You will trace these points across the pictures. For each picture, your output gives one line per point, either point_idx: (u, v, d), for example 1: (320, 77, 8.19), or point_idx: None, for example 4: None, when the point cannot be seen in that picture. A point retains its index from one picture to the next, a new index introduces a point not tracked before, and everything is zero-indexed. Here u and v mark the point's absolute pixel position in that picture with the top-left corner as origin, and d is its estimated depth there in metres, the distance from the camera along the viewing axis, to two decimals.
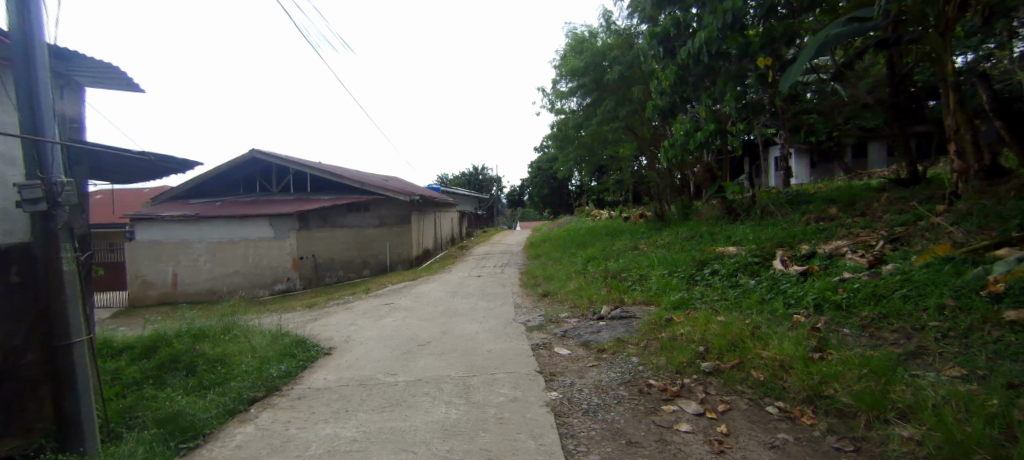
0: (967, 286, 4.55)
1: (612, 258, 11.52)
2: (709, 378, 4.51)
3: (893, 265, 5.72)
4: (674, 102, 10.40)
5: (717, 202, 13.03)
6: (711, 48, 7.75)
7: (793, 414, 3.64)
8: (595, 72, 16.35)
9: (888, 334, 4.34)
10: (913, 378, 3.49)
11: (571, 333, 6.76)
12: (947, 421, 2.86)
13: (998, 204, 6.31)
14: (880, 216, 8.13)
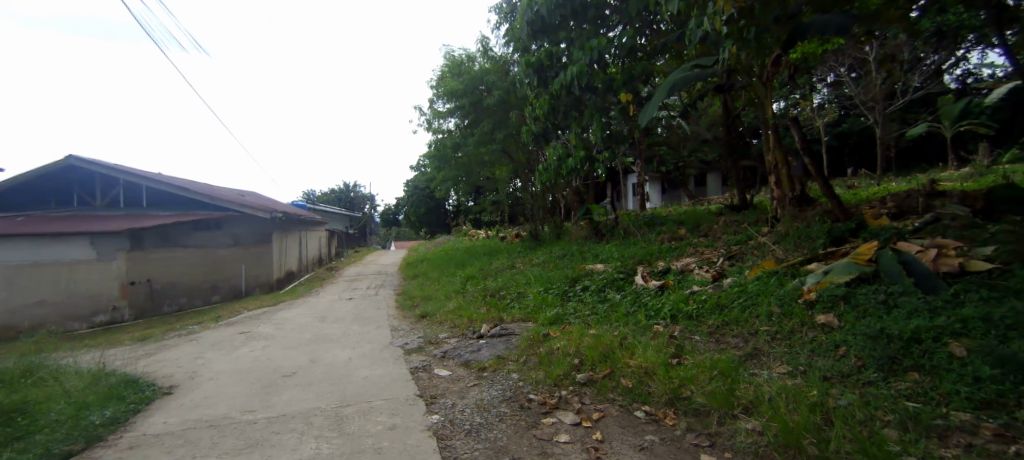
0: (789, 295, 4.83)
1: (491, 277, 11.43)
2: (583, 388, 4.42)
3: (732, 278, 6.44)
4: (547, 128, 10.80)
5: (586, 223, 13.82)
6: (581, 81, 8.19)
7: (658, 416, 3.64)
8: (472, 95, 16.56)
9: (730, 338, 4.59)
10: (751, 377, 3.67)
11: (450, 353, 6.38)
12: (783, 413, 2.96)
13: (807, 225, 7.55)
14: (720, 236, 9.27)
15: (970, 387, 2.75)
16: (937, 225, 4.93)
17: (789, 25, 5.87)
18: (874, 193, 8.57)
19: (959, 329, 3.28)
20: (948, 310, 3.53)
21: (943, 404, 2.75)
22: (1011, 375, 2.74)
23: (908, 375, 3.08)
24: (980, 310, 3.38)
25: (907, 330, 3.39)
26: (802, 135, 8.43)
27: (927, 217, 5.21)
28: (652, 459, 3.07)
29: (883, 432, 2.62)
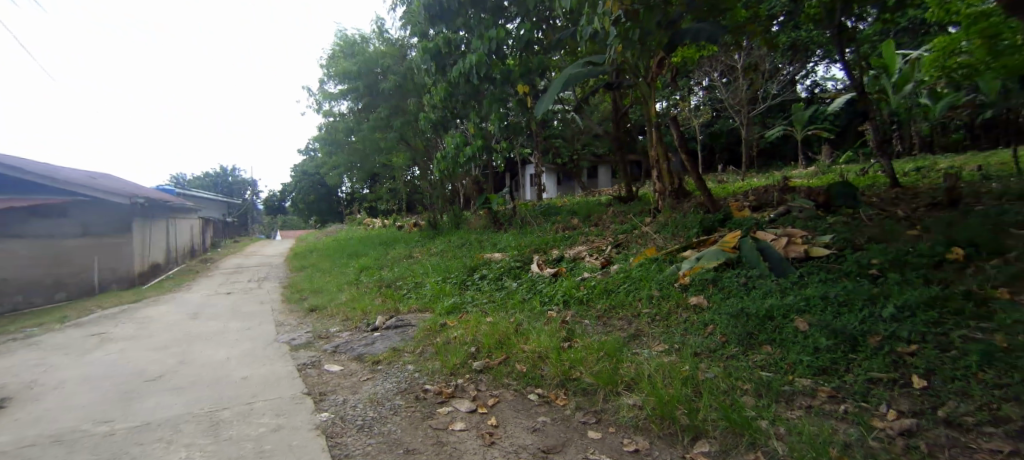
0: (667, 280, 5.17)
1: (387, 267, 10.84)
2: (480, 376, 4.27)
3: (618, 265, 6.81)
4: (445, 116, 10.48)
5: (485, 212, 13.75)
6: (479, 70, 8.01)
7: (550, 397, 3.63)
8: (368, 78, 15.58)
9: (616, 321, 4.81)
10: (634, 355, 3.84)
11: (342, 348, 5.87)
12: (658, 387, 3.09)
13: (682, 216, 8.26)
14: (608, 225, 9.81)
15: (810, 357, 2.99)
16: (787, 217, 5.62)
17: (669, 30, 6.25)
18: (741, 188, 9.55)
19: (803, 306, 3.56)
20: (795, 290, 3.91)
21: (790, 372, 2.97)
22: (840, 345, 3.03)
23: (762, 349, 3.32)
24: (821, 290, 3.67)
25: (763, 308, 3.65)
26: (680, 133, 9.17)
27: (782, 209, 5.88)
28: (543, 439, 3.03)
29: (743, 399, 2.82)
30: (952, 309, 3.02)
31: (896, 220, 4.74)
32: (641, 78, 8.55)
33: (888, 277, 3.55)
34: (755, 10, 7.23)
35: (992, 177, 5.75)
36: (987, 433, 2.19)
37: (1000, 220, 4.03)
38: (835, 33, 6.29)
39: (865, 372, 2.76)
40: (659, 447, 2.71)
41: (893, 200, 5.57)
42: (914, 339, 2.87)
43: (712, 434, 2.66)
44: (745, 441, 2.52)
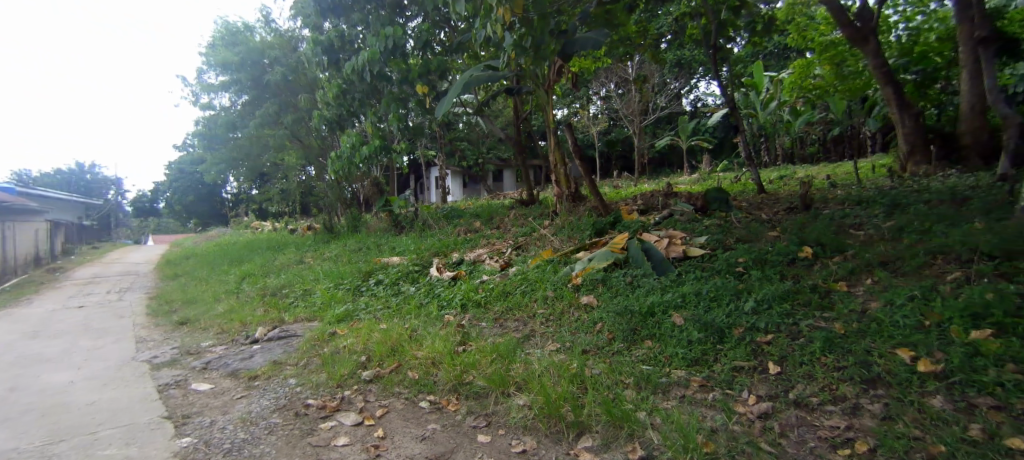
0: (561, 281, 5.16)
1: (273, 275, 9.53)
2: (368, 386, 3.79)
3: (516, 267, 6.69)
4: (341, 114, 9.58)
5: (385, 216, 12.80)
6: (374, 67, 7.61)
7: (441, 403, 3.33)
8: (253, 70, 14.11)
9: (512, 322, 4.69)
10: (526, 356, 3.71)
11: (213, 363, 4.93)
12: (546, 386, 2.97)
13: (576, 219, 8.50)
14: (509, 228, 9.79)
15: (684, 349, 3.04)
16: (670, 219, 6.03)
17: (561, 39, 5.99)
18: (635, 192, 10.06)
19: (679, 302, 3.71)
20: (675, 288, 4.07)
21: (667, 364, 3.00)
22: (710, 336, 3.11)
23: (644, 345, 3.36)
24: (697, 286, 3.86)
25: (645, 305, 3.76)
26: (575, 139, 9.49)
27: (665, 212, 6.30)
28: (431, 448, 2.74)
29: (624, 393, 2.78)
30: (803, 300, 3.26)
31: (762, 223, 5.24)
32: (541, 86, 8.04)
33: (751, 273, 3.85)
34: (642, 27, 7.69)
35: (838, 186, 6.66)
36: (828, 411, 2.21)
37: (842, 221, 4.61)
38: (712, 52, 6.88)
39: (730, 361, 2.82)
40: (545, 447, 2.57)
41: (759, 206, 6.22)
42: (770, 329, 3.02)
43: (595, 429, 2.58)
44: (624, 434, 2.47)
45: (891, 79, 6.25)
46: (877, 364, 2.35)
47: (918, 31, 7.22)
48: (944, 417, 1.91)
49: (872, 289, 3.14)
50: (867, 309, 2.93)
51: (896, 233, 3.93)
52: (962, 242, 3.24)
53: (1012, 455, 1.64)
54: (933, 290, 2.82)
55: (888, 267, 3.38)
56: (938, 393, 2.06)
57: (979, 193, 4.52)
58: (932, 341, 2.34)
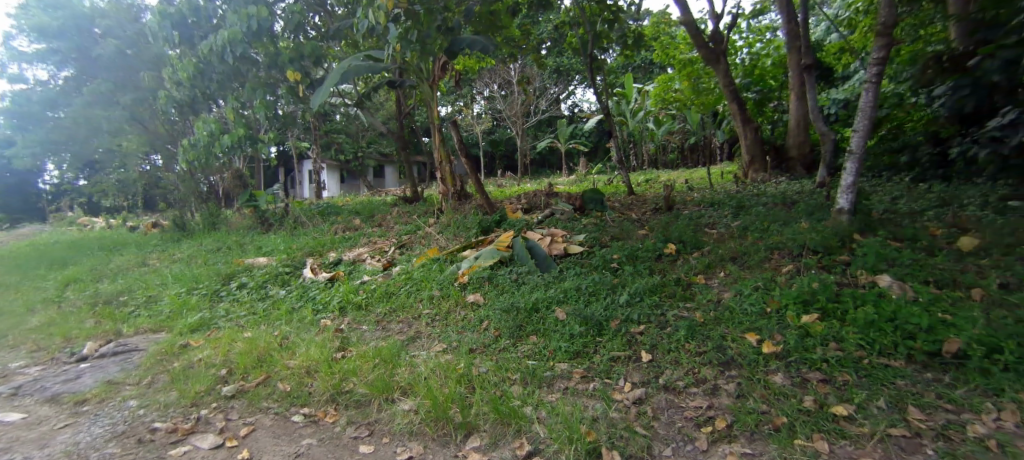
0: (446, 280, 4.93)
1: (106, 280, 7.73)
2: (230, 403, 3.21)
3: (400, 266, 6.21)
4: (194, 97, 8.21)
5: (249, 211, 11.19)
6: (234, 48, 6.84)
7: (315, 416, 2.91)
8: (78, 39, 11.61)
9: (396, 324, 4.33)
10: (411, 358, 3.45)
11: (18, 389, 3.79)
12: (433, 389, 2.78)
13: (461, 217, 8.31)
14: (392, 226, 9.23)
15: (567, 343, 3.06)
16: (552, 219, 6.26)
17: (448, 36, 5.72)
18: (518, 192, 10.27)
19: (561, 297, 3.80)
20: (557, 284, 4.17)
21: (551, 358, 2.99)
22: (590, 330, 3.20)
23: (529, 340, 3.34)
24: (576, 282, 3.98)
25: (529, 301, 3.77)
26: (461, 138, 9.34)
27: (546, 212, 6.50)
28: None
29: (511, 390, 2.70)
30: (669, 292, 3.55)
31: (633, 222, 5.68)
32: (424, 82, 7.59)
33: (624, 269, 4.13)
34: (525, 30, 7.80)
35: (694, 189, 7.56)
36: (693, 393, 2.35)
37: (699, 221, 5.17)
38: (587, 61, 7.31)
39: (607, 352, 2.90)
40: (431, 452, 2.38)
41: (629, 206, 6.76)
42: (642, 320, 3.19)
43: (483, 428, 2.47)
44: (512, 431, 2.38)
45: (736, 95, 7.26)
46: (731, 348, 2.59)
47: (758, 55, 8.31)
48: (785, 392, 2.14)
49: (725, 281, 3.55)
50: (721, 299, 3.31)
51: (743, 232, 4.53)
52: (791, 240, 3.78)
53: (838, 422, 1.88)
54: (772, 281, 3.26)
55: (737, 263, 3.85)
56: (779, 371, 2.32)
57: (803, 197, 5.43)
58: (773, 324, 2.65)
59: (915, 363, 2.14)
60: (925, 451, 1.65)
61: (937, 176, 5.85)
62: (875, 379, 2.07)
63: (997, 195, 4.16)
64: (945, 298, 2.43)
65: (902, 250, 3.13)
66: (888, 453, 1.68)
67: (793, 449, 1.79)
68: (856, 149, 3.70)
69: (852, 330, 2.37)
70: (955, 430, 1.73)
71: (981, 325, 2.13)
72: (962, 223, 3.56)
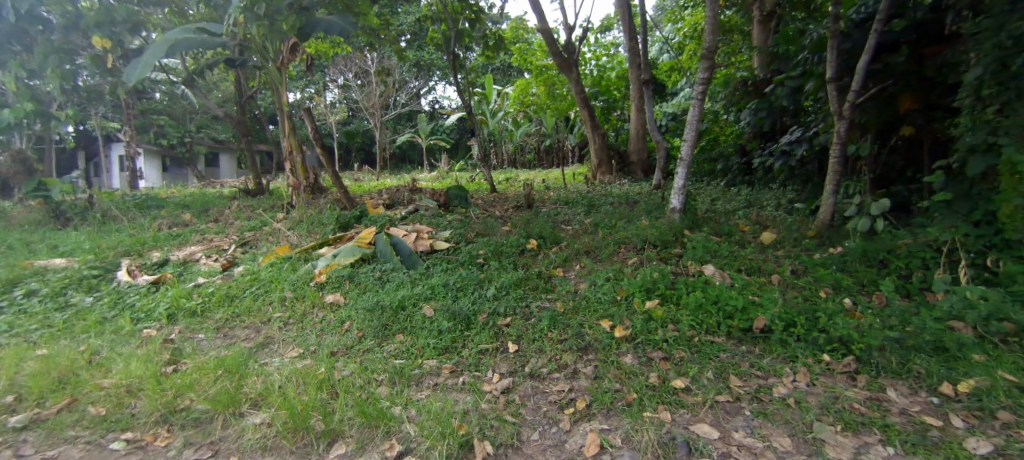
0: (301, 279, 3.40)
1: None
2: (22, 436, 1.99)
3: (246, 266, 4.12)
4: None
5: (37, 203, 7.79)
6: (17, 4, 5.31)
7: (141, 441, 1.92)
8: None
9: (241, 331, 2.90)
10: (262, 367, 2.37)
11: None
12: (291, 396, 1.99)
13: (322, 211, 6.44)
14: (233, 222, 7.06)
15: (435, 338, 2.38)
16: (415, 215, 6.00)
17: (301, 17, 5.26)
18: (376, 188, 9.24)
19: (428, 293, 2.85)
20: (424, 281, 3.15)
21: (420, 356, 2.29)
22: (457, 325, 2.49)
23: (394, 339, 2.47)
24: (444, 277, 3.06)
25: (396, 298, 2.76)
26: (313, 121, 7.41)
27: (410, 208, 6.18)
28: None
29: (377, 391, 2.03)
30: (533, 285, 3.00)
31: (497, 219, 5.57)
32: (271, 62, 6.07)
33: (490, 264, 3.50)
34: (383, 19, 7.27)
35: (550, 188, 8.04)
36: (555, 378, 2.06)
37: (555, 218, 5.16)
38: (450, 58, 7.18)
39: (472, 347, 2.31)
40: None
41: (492, 203, 6.80)
42: (508, 312, 2.61)
43: (348, 434, 1.83)
44: (379, 434, 1.80)
45: (587, 103, 7.70)
46: (587, 334, 2.32)
47: (605, 68, 8.69)
48: (634, 371, 2.02)
49: (582, 273, 3.23)
50: (579, 290, 2.92)
51: (594, 228, 4.42)
52: (635, 235, 3.62)
53: (677, 394, 1.88)
54: (621, 271, 3.03)
55: (591, 256, 3.56)
56: (629, 352, 2.17)
57: (642, 195, 6.01)
58: (623, 310, 2.46)
59: (733, 340, 2.21)
60: (744, 413, 1.76)
61: (743, 182, 6.08)
62: (704, 355, 2.08)
63: (789, 200, 4.64)
64: (754, 284, 2.59)
65: (721, 243, 3.31)
66: (718, 418, 1.74)
67: (644, 422, 1.73)
68: (685, 155, 3.91)
69: (684, 312, 2.35)
70: (765, 393, 1.85)
71: (779, 304, 2.30)
72: (764, 220, 3.94)
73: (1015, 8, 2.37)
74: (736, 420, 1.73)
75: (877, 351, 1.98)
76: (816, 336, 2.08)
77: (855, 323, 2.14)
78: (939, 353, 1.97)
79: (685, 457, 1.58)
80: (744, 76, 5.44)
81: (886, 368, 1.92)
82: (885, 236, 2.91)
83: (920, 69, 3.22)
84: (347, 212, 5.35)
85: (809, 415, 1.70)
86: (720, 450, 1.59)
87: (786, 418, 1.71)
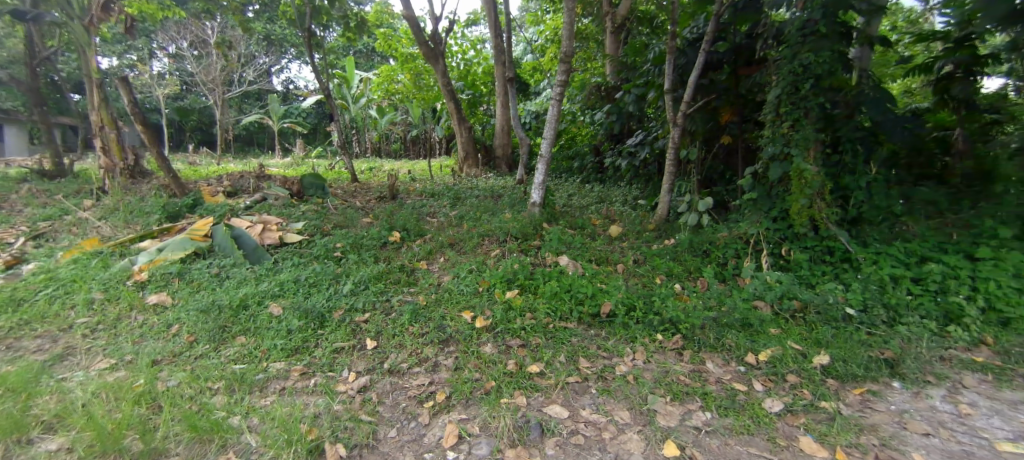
0: (114, 278, 2.86)
1: None
2: None
3: (39, 262, 3.31)
4: None
5: None
6: None
7: None
8: None
9: (30, 342, 2.34)
10: (58, 383, 1.96)
11: None
12: (100, 415, 1.67)
13: (145, 198, 4.77)
14: (15, 210, 4.94)
15: (283, 339, 2.19)
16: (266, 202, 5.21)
17: None
18: (216, 171, 6.82)
19: (276, 290, 2.60)
20: (271, 277, 2.81)
21: (265, 358, 2.09)
22: (309, 323, 2.33)
23: (234, 341, 2.23)
24: (293, 273, 2.81)
25: (236, 297, 2.50)
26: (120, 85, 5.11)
27: (253, 197, 4.54)
28: None
29: (212, 401, 1.81)
30: (394, 278, 2.82)
31: (357, 209, 4.34)
32: (74, 19, 4.80)
33: (348, 258, 3.11)
34: None
35: (419, 180, 6.44)
36: (415, 372, 2.02)
37: (419, 210, 4.41)
38: (306, 35, 5.83)
39: (327, 345, 2.18)
40: None
41: (352, 192, 5.28)
42: (367, 308, 2.49)
43: (173, 453, 1.59)
44: (212, 448, 1.60)
45: (452, 96, 7.29)
46: (448, 326, 2.30)
47: (470, 62, 8.10)
48: (494, 359, 2.06)
49: (446, 265, 3.08)
50: (442, 282, 2.83)
51: (458, 220, 4.02)
52: (498, 227, 3.54)
53: (533, 378, 1.96)
54: (485, 263, 3.01)
55: (455, 249, 3.38)
56: (489, 342, 2.20)
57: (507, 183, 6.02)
58: (484, 300, 2.50)
59: (584, 324, 2.37)
60: (591, 392, 1.89)
61: (595, 179, 6.14)
62: (558, 340, 2.20)
63: (634, 197, 4.94)
64: (602, 273, 2.80)
65: (576, 236, 3.49)
66: (569, 398, 1.85)
67: (500, 409, 1.77)
68: (544, 152, 3.98)
69: (541, 300, 2.47)
70: (609, 372, 2.01)
71: (623, 290, 2.53)
72: (612, 215, 4.24)
73: (804, 40, 2.90)
74: (584, 399, 1.86)
75: (698, 329, 2.27)
76: (652, 319, 2.32)
77: (683, 306, 2.43)
78: (745, 329, 2.31)
79: (536, 438, 1.65)
80: (597, 81, 5.93)
81: (706, 343, 2.21)
82: (708, 230, 3.35)
83: (736, 87, 3.73)
84: (177, 201, 4.23)
85: (644, 389, 1.89)
86: (569, 428, 1.70)
87: (625, 393, 1.88)
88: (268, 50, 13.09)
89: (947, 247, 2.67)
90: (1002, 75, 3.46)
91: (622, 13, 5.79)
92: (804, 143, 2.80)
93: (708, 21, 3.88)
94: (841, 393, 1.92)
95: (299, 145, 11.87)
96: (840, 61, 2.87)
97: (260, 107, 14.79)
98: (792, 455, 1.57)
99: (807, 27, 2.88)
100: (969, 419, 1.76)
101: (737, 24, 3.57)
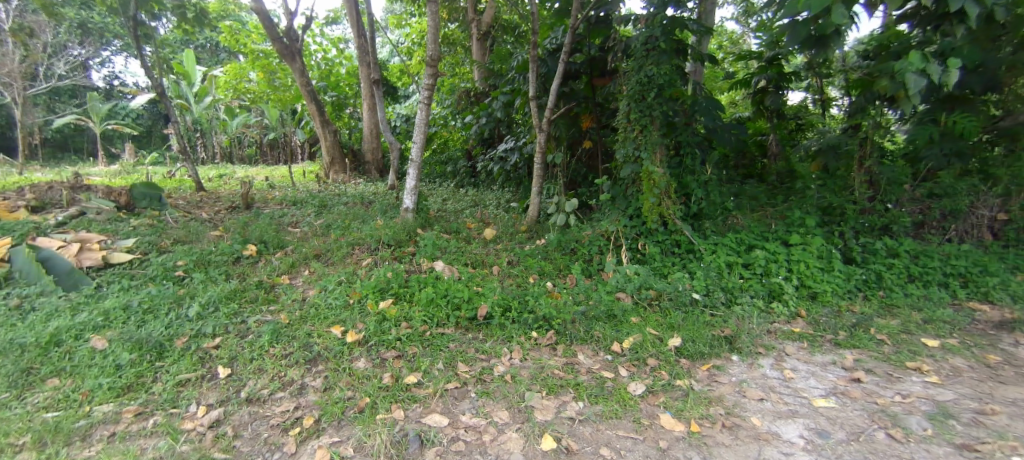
0: None
1: None
2: None
3: None
4: None
5: None
6: None
7: None
8: None
9: None
10: None
11: None
12: None
13: None
14: None
15: (109, 377, 1.89)
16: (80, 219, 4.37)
17: None
18: (12, 183, 5.56)
19: (100, 321, 2.24)
20: (92, 305, 2.42)
21: (87, 402, 1.79)
22: (142, 355, 2.05)
23: (43, 385, 1.87)
24: (122, 298, 2.45)
25: (44, 333, 2.10)
26: None
27: (65, 212, 3.83)
28: None
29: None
30: (250, 297, 2.58)
31: (203, 223, 3.90)
32: None
33: (192, 277, 2.78)
34: None
35: (277, 187, 5.94)
36: (279, 398, 1.87)
37: (278, 220, 4.09)
38: (132, 25, 5.02)
39: (170, 378, 1.94)
40: None
41: (196, 204, 4.70)
42: (218, 332, 2.25)
43: None
44: None
45: (315, 97, 6.75)
46: (316, 343, 2.16)
47: (333, 62, 7.76)
48: (367, 374, 1.97)
49: (310, 279, 2.88)
50: (307, 297, 2.65)
51: (324, 230, 3.80)
52: (369, 235, 3.42)
53: (410, 390, 1.91)
54: (355, 274, 2.88)
55: (321, 261, 3.19)
56: (362, 356, 2.11)
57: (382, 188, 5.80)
58: (355, 314, 2.38)
59: (461, 329, 2.38)
60: (469, 396, 1.90)
61: (469, 183, 6.25)
62: (434, 347, 2.18)
63: (507, 199, 5.08)
64: (476, 276, 2.84)
65: (450, 240, 3.48)
66: (448, 405, 1.84)
67: (375, 426, 1.70)
68: (415, 156, 3.91)
69: (416, 308, 2.42)
70: (487, 374, 2.04)
71: (498, 292, 2.58)
72: (487, 219, 4.30)
73: (648, 54, 3.16)
74: (463, 404, 1.86)
75: (568, 324, 2.40)
76: (525, 317, 2.41)
77: (554, 303, 2.54)
78: (610, 320, 2.49)
79: (416, 450, 1.61)
80: (467, 87, 6.05)
81: (576, 337, 2.34)
82: (575, 229, 3.52)
83: (594, 96, 4.05)
84: None
85: (521, 387, 1.94)
86: (448, 436, 1.68)
87: (504, 393, 1.91)
88: (82, 40, 11.02)
89: (768, 235, 3.13)
90: (802, 91, 4.61)
91: (486, 21, 5.96)
92: (652, 147, 3.11)
93: (565, 33, 4.08)
94: (691, 370, 2.14)
95: (129, 150, 10.30)
96: (677, 74, 3.24)
97: (77, 106, 12.10)
98: (654, 432, 1.72)
99: (650, 43, 3.17)
100: (792, 382, 2.07)
101: (590, 37, 3.88)
